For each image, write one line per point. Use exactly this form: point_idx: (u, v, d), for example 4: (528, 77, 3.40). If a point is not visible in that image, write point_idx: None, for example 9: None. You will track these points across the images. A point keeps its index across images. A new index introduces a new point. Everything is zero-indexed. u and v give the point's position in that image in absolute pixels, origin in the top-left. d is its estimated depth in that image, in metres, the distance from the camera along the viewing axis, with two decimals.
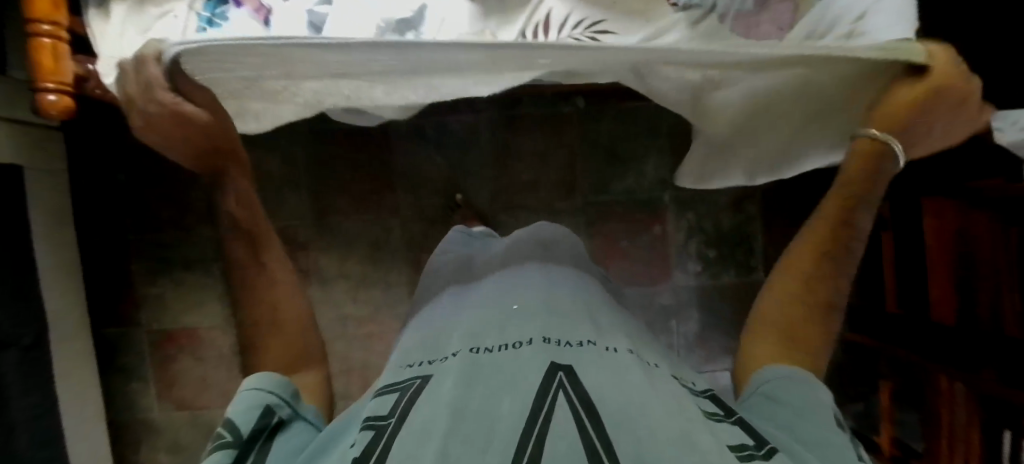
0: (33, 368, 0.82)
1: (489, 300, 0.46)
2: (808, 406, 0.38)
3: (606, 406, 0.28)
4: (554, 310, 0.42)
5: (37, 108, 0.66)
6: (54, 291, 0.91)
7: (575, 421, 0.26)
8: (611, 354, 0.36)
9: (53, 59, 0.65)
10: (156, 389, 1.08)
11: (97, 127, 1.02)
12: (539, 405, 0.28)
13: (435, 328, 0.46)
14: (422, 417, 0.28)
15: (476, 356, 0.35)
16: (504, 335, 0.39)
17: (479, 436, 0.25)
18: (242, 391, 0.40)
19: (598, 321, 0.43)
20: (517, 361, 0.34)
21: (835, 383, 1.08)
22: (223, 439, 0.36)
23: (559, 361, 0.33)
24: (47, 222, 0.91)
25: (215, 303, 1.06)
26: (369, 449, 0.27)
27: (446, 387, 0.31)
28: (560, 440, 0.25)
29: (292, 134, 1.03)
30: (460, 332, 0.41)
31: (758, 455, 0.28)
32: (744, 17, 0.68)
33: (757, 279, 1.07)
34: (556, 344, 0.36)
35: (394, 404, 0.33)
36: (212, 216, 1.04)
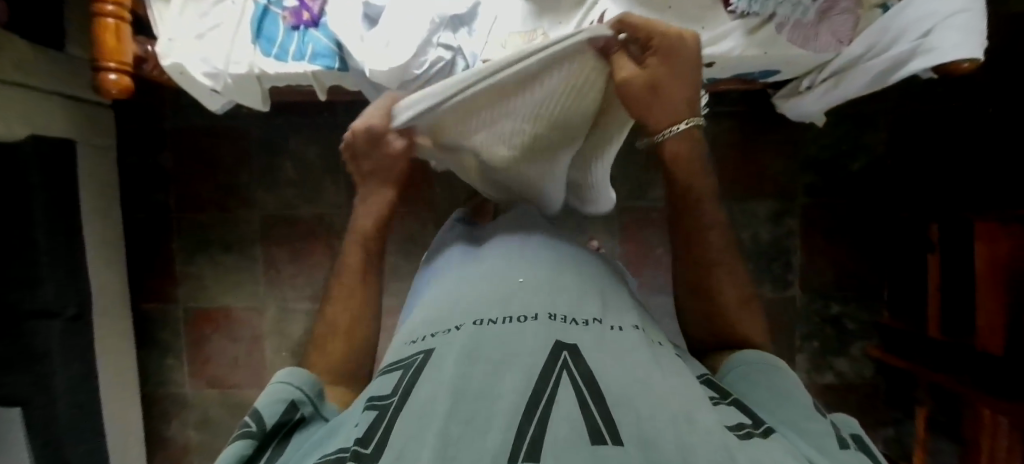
0: (73, 337, 0.87)
1: (492, 271, 0.44)
2: (784, 389, 0.35)
3: (607, 384, 0.27)
4: (560, 286, 0.40)
5: (99, 86, 0.71)
6: (97, 264, 0.96)
7: (577, 398, 0.26)
8: (615, 334, 0.35)
9: (116, 38, 0.69)
10: (189, 365, 1.12)
11: (148, 111, 1.08)
12: (541, 384, 0.27)
13: (435, 297, 0.45)
14: (425, 395, 0.28)
15: (478, 328, 0.34)
16: (507, 306, 0.37)
17: (481, 417, 0.25)
18: (272, 384, 0.38)
19: (606, 298, 0.41)
20: (519, 334, 0.33)
21: (872, 409, 1.03)
22: (246, 429, 0.33)
23: (564, 340, 0.32)
24: (93, 197, 0.96)
25: (250, 285, 1.10)
26: (371, 428, 0.28)
27: (447, 363, 0.30)
28: (563, 420, 0.24)
29: (332, 124, 1.06)
30: (460, 302, 0.40)
31: (756, 432, 0.27)
32: (802, 28, 0.69)
33: (791, 295, 1.03)
34: (562, 322, 0.34)
35: (396, 383, 0.32)
36: (253, 201, 1.08)
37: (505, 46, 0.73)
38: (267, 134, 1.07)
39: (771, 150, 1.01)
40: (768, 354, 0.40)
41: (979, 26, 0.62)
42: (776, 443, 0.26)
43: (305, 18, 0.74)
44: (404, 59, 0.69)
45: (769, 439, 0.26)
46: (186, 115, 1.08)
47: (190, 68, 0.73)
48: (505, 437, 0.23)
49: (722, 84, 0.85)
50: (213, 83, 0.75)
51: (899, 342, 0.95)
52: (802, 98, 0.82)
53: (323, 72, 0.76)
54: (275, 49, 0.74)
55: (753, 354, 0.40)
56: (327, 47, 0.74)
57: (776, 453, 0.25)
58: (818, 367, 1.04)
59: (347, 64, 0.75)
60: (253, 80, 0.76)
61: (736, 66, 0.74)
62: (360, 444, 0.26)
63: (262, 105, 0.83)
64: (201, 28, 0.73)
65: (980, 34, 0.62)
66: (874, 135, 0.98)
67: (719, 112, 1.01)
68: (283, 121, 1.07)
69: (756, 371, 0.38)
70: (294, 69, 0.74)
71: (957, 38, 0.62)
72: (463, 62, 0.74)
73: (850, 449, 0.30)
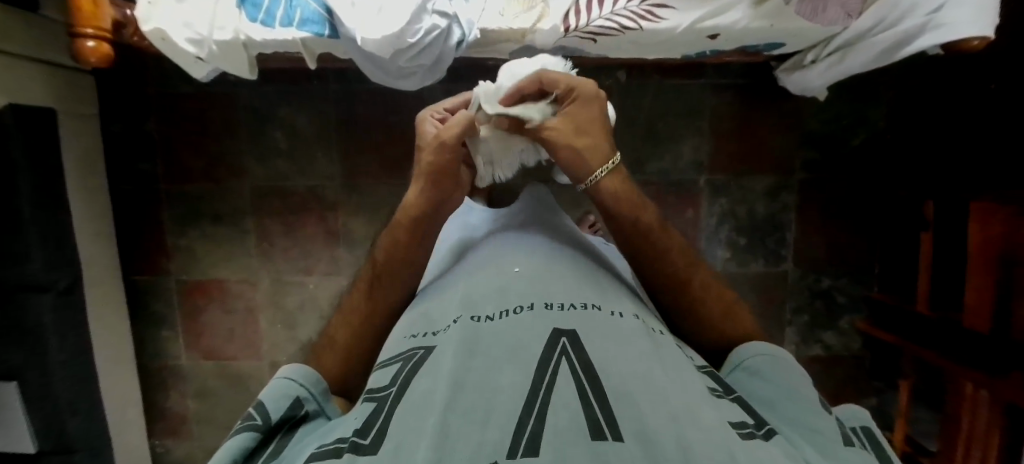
0: (66, 310, 0.86)
1: (490, 266, 0.44)
2: (787, 382, 0.36)
3: (606, 376, 0.28)
4: (558, 276, 0.41)
5: (77, 53, 0.68)
6: (85, 238, 0.95)
7: (576, 389, 0.26)
8: (614, 320, 0.35)
9: (91, 2, 0.65)
10: (184, 338, 1.12)
11: (131, 78, 1.04)
12: (541, 373, 0.28)
13: (437, 295, 0.45)
14: (424, 390, 0.28)
15: (477, 323, 0.35)
16: (505, 299, 0.38)
17: (480, 408, 0.25)
18: (280, 378, 0.38)
19: (603, 287, 0.41)
20: (517, 327, 0.33)
21: (856, 381, 1.06)
22: (251, 422, 0.34)
23: (562, 328, 0.32)
24: (76, 168, 0.93)
25: (243, 258, 1.09)
26: (372, 418, 0.28)
27: (447, 356, 0.31)
28: (561, 410, 0.24)
29: (324, 92, 1.03)
30: (460, 296, 0.41)
31: (757, 434, 0.27)
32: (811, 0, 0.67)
33: (784, 270, 1.04)
34: (558, 310, 0.35)
35: (395, 374, 0.33)
36: (244, 172, 1.06)
37: (503, 15, 0.72)
38: (256, 103, 1.04)
39: (771, 123, 1.00)
40: (776, 348, 0.40)
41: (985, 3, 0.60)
42: (775, 445, 0.26)
43: None
44: (398, 27, 0.66)
45: (770, 441, 0.26)
46: (171, 81, 1.04)
47: (173, 33, 0.69)
48: (504, 429, 0.23)
49: (726, 55, 0.82)
50: (198, 50, 0.72)
51: (885, 316, 0.98)
52: (807, 72, 0.80)
53: (312, 39, 0.74)
54: (261, 15, 0.71)
55: (760, 346, 0.41)
56: (316, 13, 0.71)
57: (776, 452, 0.25)
58: (806, 341, 1.06)
59: (338, 31, 0.72)
60: (240, 49, 0.73)
61: (741, 38, 0.72)
62: (357, 436, 0.26)
63: (249, 72, 0.79)
64: None
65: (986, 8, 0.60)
66: (876, 110, 0.97)
67: (721, 84, 0.99)
68: (272, 88, 1.03)
69: (760, 360, 0.39)
70: (282, 36, 0.72)
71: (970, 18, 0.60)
72: (459, 30, 0.70)
73: (852, 447, 0.30)
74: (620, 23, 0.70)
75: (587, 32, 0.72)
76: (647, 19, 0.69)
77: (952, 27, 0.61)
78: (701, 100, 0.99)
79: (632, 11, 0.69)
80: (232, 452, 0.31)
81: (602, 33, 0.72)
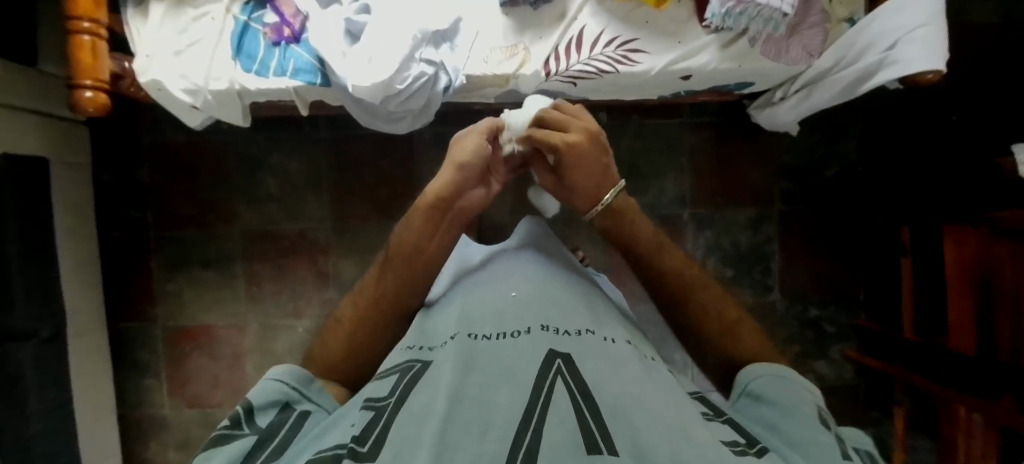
0: (48, 360, 0.84)
1: (487, 290, 0.45)
2: (792, 402, 0.36)
3: (602, 395, 0.28)
4: (553, 300, 0.41)
5: (74, 104, 0.70)
6: (71, 285, 0.94)
7: (572, 408, 0.26)
8: (608, 344, 0.35)
9: (92, 55, 0.68)
10: (168, 387, 1.08)
11: (126, 127, 1.06)
12: (537, 391, 0.28)
13: (434, 316, 0.45)
14: (422, 403, 0.28)
15: (474, 339, 0.35)
16: (503, 319, 0.38)
17: (476, 422, 0.25)
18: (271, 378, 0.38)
19: (597, 312, 0.42)
20: (513, 347, 0.33)
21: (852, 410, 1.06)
22: (241, 431, 0.33)
23: (557, 349, 0.33)
24: (66, 215, 0.94)
25: (231, 302, 1.08)
26: (370, 427, 0.28)
27: (445, 371, 0.31)
28: (557, 427, 0.25)
29: (316, 137, 1.06)
30: (458, 315, 0.41)
31: (751, 451, 0.27)
32: (774, 41, 0.73)
33: (772, 300, 1.05)
34: (554, 333, 0.35)
35: (393, 384, 0.33)
36: (234, 216, 1.07)
37: (487, 61, 0.76)
38: (248, 149, 1.06)
39: (749, 158, 1.04)
40: (773, 366, 0.41)
41: (936, 37, 0.64)
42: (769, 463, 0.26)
43: (286, 34, 0.75)
44: (387, 75, 0.69)
45: (763, 458, 0.26)
46: (165, 130, 1.06)
47: (169, 84, 0.72)
48: (501, 442, 0.24)
49: (699, 95, 0.87)
50: (193, 99, 0.74)
51: (874, 342, 0.99)
52: (778, 108, 0.84)
53: (304, 88, 0.76)
54: (255, 65, 0.74)
55: (761, 368, 0.41)
56: (309, 63, 0.75)
57: None
58: (800, 371, 1.05)
59: (329, 79, 0.75)
60: (233, 96, 0.76)
61: (712, 78, 0.76)
62: (356, 442, 0.26)
63: (242, 119, 0.82)
64: (179, 44, 0.72)
65: (937, 41, 0.64)
66: (846, 144, 1.01)
67: (698, 122, 1.04)
68: (264, 134, 1.06)
69: (768, 384, 0.38)
70: (275, 85, 0.74)
71: (919, 58, 0.64)
72: (445, 77, 0.74)
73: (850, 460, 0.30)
74: (597, 66, 0.74)
75: (568, 75, 0.76)
76: (623, 63, 0.74)
77: (905, 66, 0.65)
78: (680, 137, 1.04)
79: (609, 56, 0.74)
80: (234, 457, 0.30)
81: (581, 77, 0.76)
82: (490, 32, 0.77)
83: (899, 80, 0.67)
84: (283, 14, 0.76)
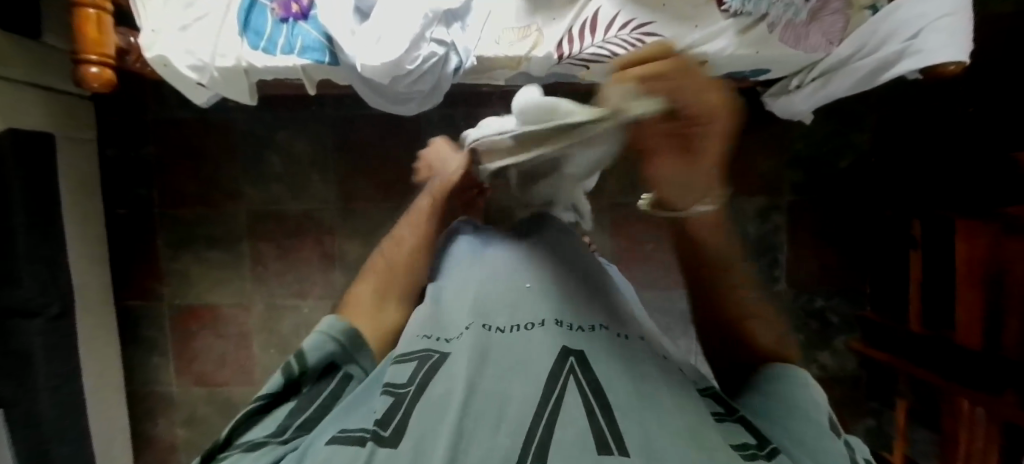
0: (56, 337, 0.84)
1: (500, 277, 0.43)
2: (805, 402, 0.34)
3: (615, 394, 0.28)
4: (568, 294, 0.40)
5: (80, 80, 0.69)
6: (78, 262, 0.94)
7: (584, 407, 0.27)
8: (622, 343, 0.35)
9: (98, 30, 0.67)
10: (175, 364, 1.10)
11: (130, 104, 1.05)
12: (550, 388, 0.28)
13: (446, 298, 0.44)
14: (439, 394, 0.29)
15: (488, 332, 0.35)
16: (517, 310, 0.38)
17: (491, 419, 0.26)
18: (320, 332, 0.40)
19: (612, 306, 0.41)
20: (527, 341, 0.33)
21: (852, 401, 1.06)
22: (290, 389, 0.35)
23: (570, 346, 0.32)
24: (72, 192, 0.93)
25: (237, 281, 1.08)
26: (390, 414, 0.28)
27: (461, 362, 0.31)
28: (569, 424, 0.26)
29: (322, 118, 1.04)
30: (472, 303, 0.40)
31: (760, 453, 0.27)
32: (794, 28, 0.71)
33: (777, 291, 1.05)
34: (569, 329, 0.35)
35: (414, 371, 0.33)
36: (240, 196, 1.07)
37: (499, 43, 0.74)
38: (254, 128, 1.05)
39: (760, 146, 1.02)
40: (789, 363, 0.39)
41: (960, 28, 0.64)
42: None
43: (294, 11, 0.73)
44: (397, 54, 0.68)
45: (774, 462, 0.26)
46: (169, 107, 1.05)
47: (176, 60, 0.71)
48: (514, 437, 0.25)
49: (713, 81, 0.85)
50: (199, 77, 0.73)
51: (878, 335, 0.99)
52: (792, 97, 0.82)
53: (313, 67, 0.75)
54: (263, 43, 0.73)
55: (779, 364, 0.39)
56: (317, 40, 0.73)
57: None
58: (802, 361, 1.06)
59: (338, 58, 0.74)
60: (241, 74, 0.75)
61: (728, 66, 0.74)
62: (380, 425, 0.27)
63: (249, 98, 0.80)
64: (185, 19, 0.71)
65: (961, 32, 0.64)
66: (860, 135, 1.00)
67: None
68: (270, 113, 1.05)
69: (779, 381, 0.37)
70: (283, 62, 0.73)
71: (950, 49, 0.63)
72: (456, 57, 0.73)
73: None
74: (611, 50, 0.72)
75: (580, 59, 0.74)
76: (638, 47, 0.72)
77: (926, 57, 0.64)
78: None
79: (623, 39, 0.72)
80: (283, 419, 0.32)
81: (594, 60, 0.74)
82: (502, 13, 0.75)
83: (919, 69, 0.67)
84: None
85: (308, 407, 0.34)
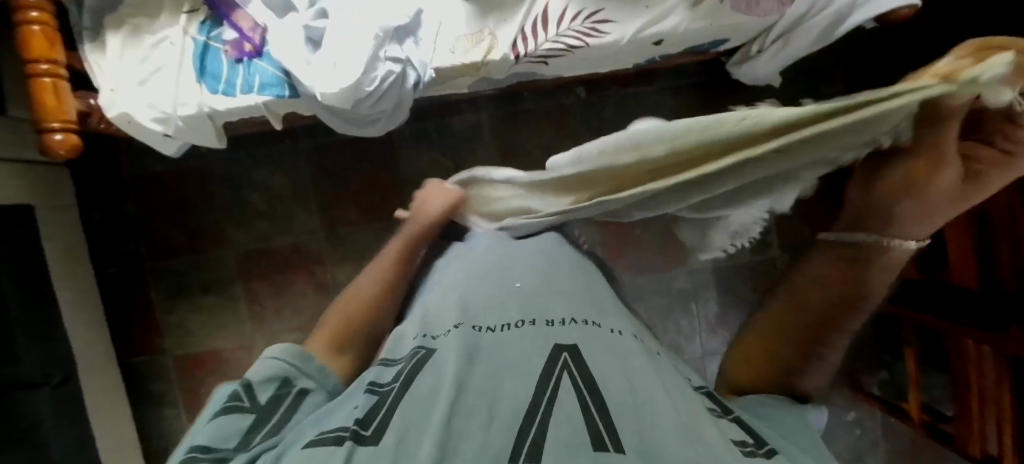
0: (63, 404, 0.85)
1: (489, 277, 0.44)
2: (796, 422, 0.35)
3: (609, 391, 0.28)
4: (561, 289, 0.42)
5: (46, 149, 0.69)
6: (76, 327, 0.94)
7: (579, 401, 0.27)
8: (615, 336, 0.35)
9: (56, 96, 0.68)
10: (187, 414, 1.09)
11: (106, 163, 1.05)
12: (542, 388, 0.28)
13: (432, 299, 0.45)
14: (428, 388, 0.29)
15: (476, 332, 0.35)
16: (507, 309, 0.39)
17: (481, 414, 0.26)
18: (261, 360, 0.38)
19: (603, 303, 0.42)
20: (519, 339, 0.34)
21: (864, 355, 1.06)
22: (239, 404, 0.33)
23: (563, 342, 0.33)
24: (60, 259, 0.94)
25: (236, 323, 1.08)
26: (373, 410, 0.28)
27: (449, 360, 0.31)
28: (563, 423, 0.25)
29: (297, 150, 1.05)
30: (462, 302, 0.41)
31: (758, 452, 0.27)
32: None
33: (772, 256, 1.05)
34: (560, 325, 0.35)
35: (396, 372, 0.33)
36: (227, 239, 1.07)
37: (454, 51, 0.74)
38: (230, 171, 1.05)
39: None
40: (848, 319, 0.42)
41: None
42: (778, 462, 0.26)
43: (247, 50, 0.74)
44: (354, 78, 0.68)
45: (772, 459, 0.26)
46: (144, 162, 1.05)
47: (138, 115, 0.71)
48: (506, 434, 0.24)
49: (676, 57, 0.84)
50: (165, 128, 0.73)
51: None
52: (756, 62, 0.81)
53: (275, 102, 0.76)
54: (221, 85, 0.73)
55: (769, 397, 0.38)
56: (275, 76, 0.74)
57: None
58: None
59: (297, 90, 0.74)
60: (205, 120, 0.75)
61: (685, 41, 0.74)
62: (359, 425, 0.26)
63: (218, 142, 0.81)
64: (143, 74, 0.72)
65: None
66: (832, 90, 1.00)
67: (679, 86, 1.02)
68: (245, 153, 1.05)
69: (777, 409, 0.37)
70: (244, 102, 0.73)
71: None
72: (414, 73, 0.74)
73: None
74: (567, 43, 0.72)
75: (537, 56, 0.74)
76: (592, 36, 0.72)
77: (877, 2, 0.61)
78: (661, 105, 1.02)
79: (577, 30, 0.72)
80: (227, 430, 0.30)
81: (551, 55, 0.74)
82: (452, 21, 0.75)
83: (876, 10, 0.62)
84: (240, 29, 0.74)
85: (258, 417, 0.32)
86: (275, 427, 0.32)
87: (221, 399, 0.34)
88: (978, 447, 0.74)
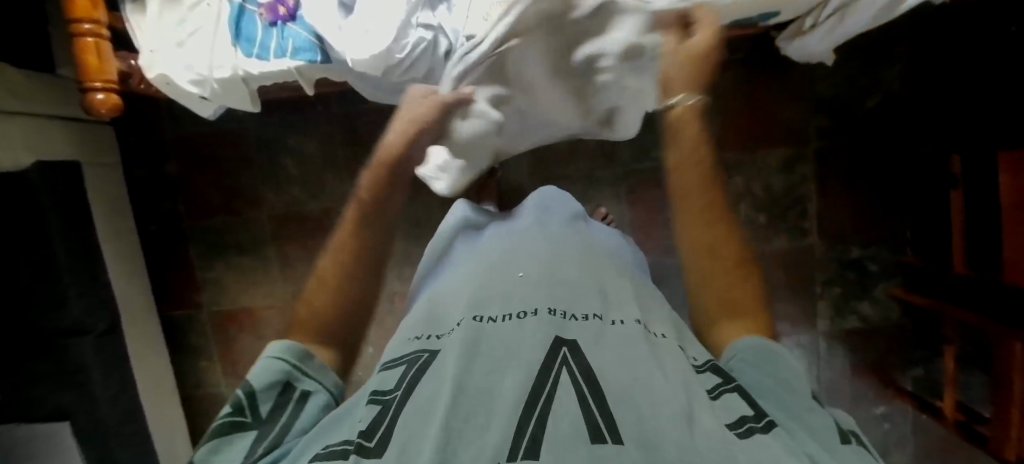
0: (108, 351, 0.90)
1: (497, 268, 0.45)
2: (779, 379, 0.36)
3: (608, 383, 0.27)
4: (562, 281, 0.41)
5: (89, 107, 0.71)
6: (120, 280, 1.00)
7: (577, 394, 0.26)
8: (616, 328, 0.34)
9: (98, 57, 0.69)
10: (222, 367, 1.15)
11: (147, 124, 1.09)
12: (541, 381, 0.27)
13: (441, 295, 0.45)
14: (428, 392, 0.28)
15: (479, 325, 0.35)
16: (509, 302, 0.38)
17: (480, 415, 0.25)
18: (259, 361, 0.39)
19: (606, 293, 0.41)
20: (519, 331, 0.33)
21: (897, 350, 1.02)
22: (242, 419, 0.35)
23: (563, 336, 0.32)
24: (104, 214, 0.98)
25: (269, 283, 1.12)
26: (376, 421, 0.27)
27: (449, 360, 0.30)
28: (561, 417, 0.24)
29: (326, 116, 1.06)
30: (465, 297, 0.41)
31: (757, 427, 0.27)
32: None
33: (809, 245, 1.01)
34: (561, 318, 0.35)
35: (400, 377, 0.32)
36: (260, 201, 1.10)
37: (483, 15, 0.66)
38: (265, 135, 1.07)
39: (779, 94, 0.98)
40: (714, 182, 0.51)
41: None
42: (776, 439, 0.26)
43: (282, 13, 0.73)
44: (385, 46, 0.67)
45: (768, 434, 0.26)
46: (183, 123, 1.08)
47: (176, 77, 0.72)
48: (504, 431, 0.23)
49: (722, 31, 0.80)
50: (201, 90, 0.75)
51: (921, 281, 0.91)
52: (808, 38, 0.76)
53: (307, 67, 0.75)
54: (256, 49, 0.73)
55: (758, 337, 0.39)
56: (307, 40, 0.73)
57: (778, 449, 0.25)
58: (840, 313, 1.03)
59: (330, 56, 0.74)
60: (239, 83, 0.75)
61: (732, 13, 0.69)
62: (363, 437, 0.26)
63: (252, 105, 0.81)
64: (180, 35, 0.72)
65: None
66: (888, 69, 0.94)
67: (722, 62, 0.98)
68: (278, 118, 1.06)
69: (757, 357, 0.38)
70: (277, 67, 0.73)
71: None
72: (445, 41, 0.72)
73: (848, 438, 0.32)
74: None
75: None
76: None
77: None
78: None
79: None
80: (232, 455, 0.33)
81: None
82: None
83: None
84: None
85: (259, 433, 0.35)
86: (274, 443, 0.34)
87: (227, 408, 0.36)
88: (1013, 452, 0.70)
